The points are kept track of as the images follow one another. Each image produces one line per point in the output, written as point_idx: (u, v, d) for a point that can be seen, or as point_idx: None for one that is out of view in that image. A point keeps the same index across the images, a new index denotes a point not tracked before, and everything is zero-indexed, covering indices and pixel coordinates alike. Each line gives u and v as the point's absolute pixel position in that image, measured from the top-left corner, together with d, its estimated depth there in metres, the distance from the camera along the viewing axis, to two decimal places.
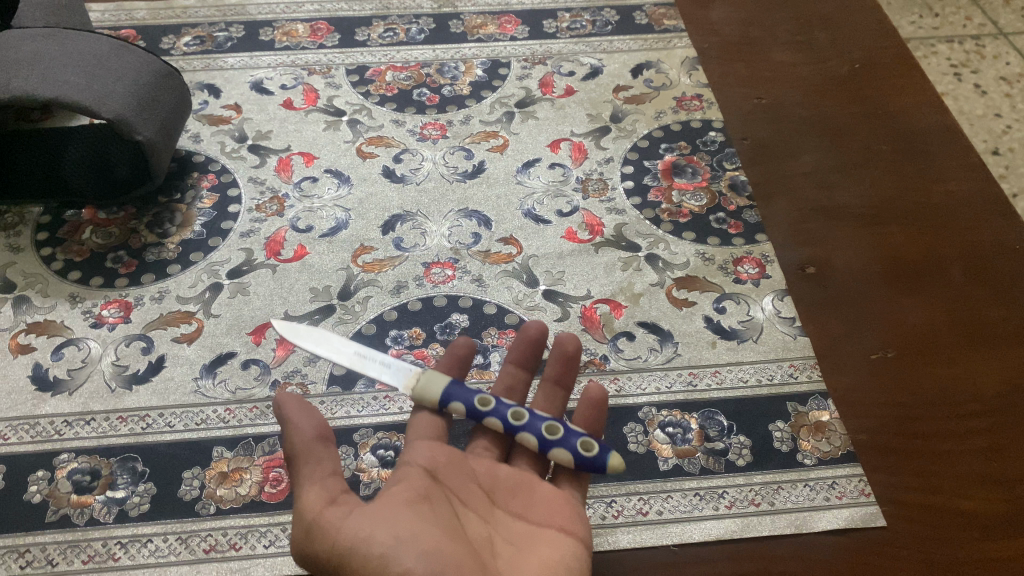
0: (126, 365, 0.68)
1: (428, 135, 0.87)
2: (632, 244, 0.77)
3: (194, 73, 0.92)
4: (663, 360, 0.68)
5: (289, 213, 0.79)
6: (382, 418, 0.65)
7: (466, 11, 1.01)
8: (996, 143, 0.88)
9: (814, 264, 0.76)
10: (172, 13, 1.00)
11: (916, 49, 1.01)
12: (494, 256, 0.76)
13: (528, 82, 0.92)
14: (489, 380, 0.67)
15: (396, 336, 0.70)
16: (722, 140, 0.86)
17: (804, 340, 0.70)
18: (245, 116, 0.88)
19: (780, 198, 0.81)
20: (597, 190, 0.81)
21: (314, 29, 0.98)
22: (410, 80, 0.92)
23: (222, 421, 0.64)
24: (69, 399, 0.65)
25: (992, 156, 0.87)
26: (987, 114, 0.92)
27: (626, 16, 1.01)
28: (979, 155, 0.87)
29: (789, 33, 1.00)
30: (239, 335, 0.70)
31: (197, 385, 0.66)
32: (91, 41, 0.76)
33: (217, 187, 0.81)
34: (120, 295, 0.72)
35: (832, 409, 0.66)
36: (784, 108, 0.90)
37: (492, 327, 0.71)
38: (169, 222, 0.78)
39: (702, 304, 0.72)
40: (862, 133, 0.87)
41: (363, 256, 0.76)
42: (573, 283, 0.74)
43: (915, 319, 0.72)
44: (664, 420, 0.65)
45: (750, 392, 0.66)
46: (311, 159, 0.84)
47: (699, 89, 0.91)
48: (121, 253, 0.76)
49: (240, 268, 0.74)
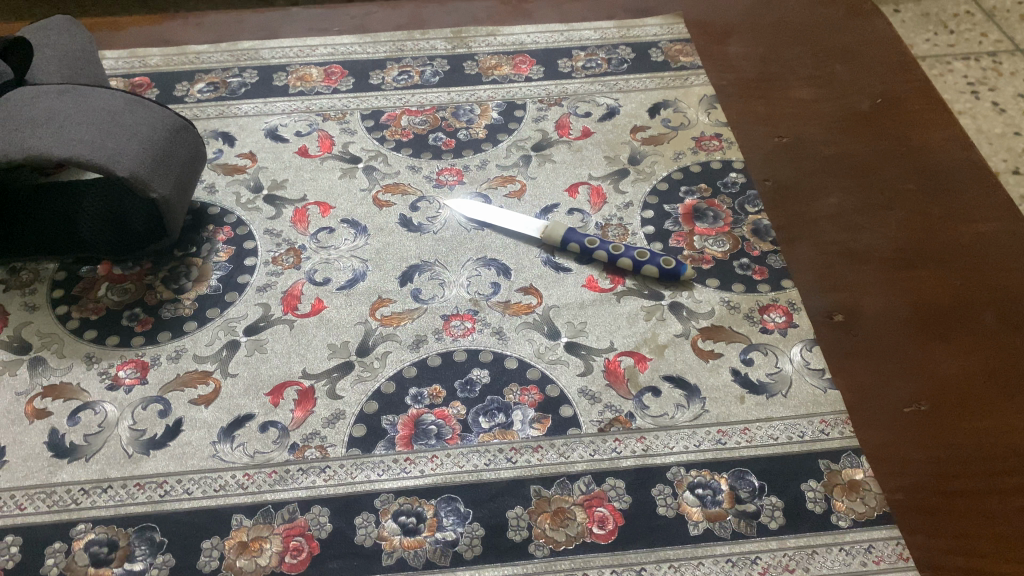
0: (143, 430, 0.67)
1: (444, 181, 0.85)
2: (655, 292, 0.75)
3: (208, 121, 0.92)
4: (690, 417, 0.67)
5: (306, 265, 0.78)
6: (403, 483, 0.63)
7: (480, 52, 1.01)
8: (1016, 162, 0.91)
9: (842, 311, 0.74)
10: (185, 59, 1.00)
11: (932, 67, 1.04)
12: (514, 306, 0.74)
13: (544, 124, 0.91)
14: (512, 441, 0.66)
15: (416, 394, 0.68)
16: (743, 181, 0.85)
17: (835, 393, 0.68)
18: (260, 165, 0.87)
19: (805, 242, 0.80)
20: (618, 235, 0.80)
21: (328, 73, 0.98)
22: (426, 124, 0.92)
23: (241, 487, 0.63)
24: (86, 466, 0.65)
25: (1012, 176, 0.89)
26: (1006, 132, 0.95)
27: (641, 53, 1.00)
28: (1000, 175, 0.89)
29: (808, 68, 0.99)
30: (256, 396, 0.68)
31: (215, 449, 0.65)
32: (104, 96, 0.75)
33: (233, 239, 0.80)
34: (137, 355, 0.71)
35: (866, 466, 0.64)
36: (805, 147, 0.89)
37: (514, 383, 0.69)
38: (184, 277, 0.77)
39: (728, 356, 0.70)
40: (886, 172, 0.86)
41: (381, 309, 0.74)
42: (596, 334, 0.72)
43: (948, 368, 0.70)
44: (693, 481, 0.63)
45: (780, 450, 0.65)
46: (327, 208, 0.83)
47: (718, 127, 0.90)
48: (137, 310, 0.75)
49: (257, 324, 0.73)
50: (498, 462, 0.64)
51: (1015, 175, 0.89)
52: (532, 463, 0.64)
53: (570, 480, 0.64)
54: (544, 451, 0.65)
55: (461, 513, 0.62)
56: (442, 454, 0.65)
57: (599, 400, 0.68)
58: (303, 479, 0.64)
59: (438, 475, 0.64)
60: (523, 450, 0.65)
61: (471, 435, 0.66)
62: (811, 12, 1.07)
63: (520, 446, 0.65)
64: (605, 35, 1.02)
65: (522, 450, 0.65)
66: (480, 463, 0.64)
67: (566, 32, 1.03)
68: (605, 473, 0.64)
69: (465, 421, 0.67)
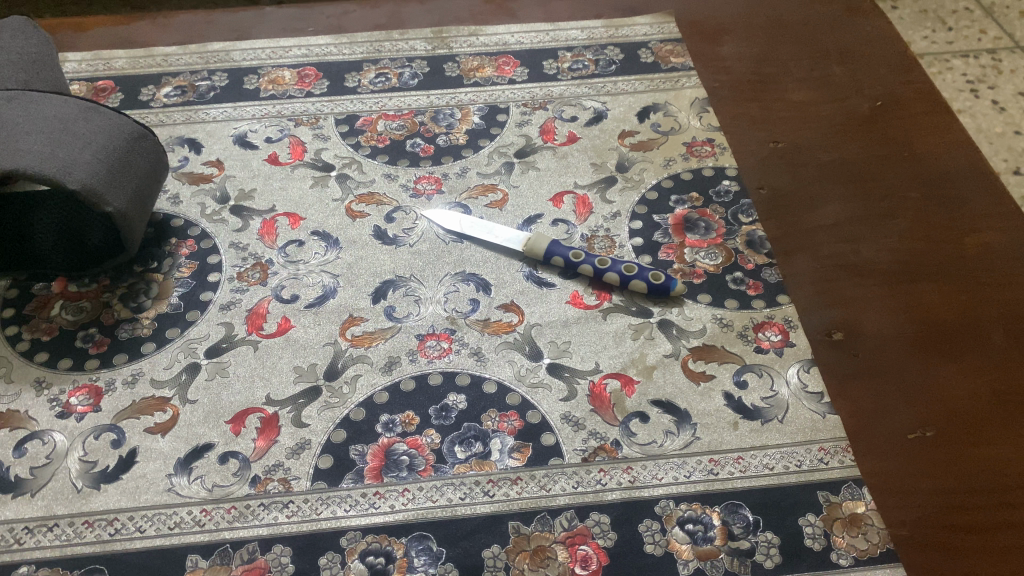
0: (94, 462, 0.62)
1: (422, 191, 0.81)
2: (644, 309, 0.71)
3: (174, 127, 0.87)
4: (680, 445, 0.62)
5: (273, 281, 0.73)
6: (372, 519, 0.59)
7: (462, 52, 0.96)
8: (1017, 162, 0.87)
9: (841, 329, 0.70)
10: (153, 61, 0.95)
11: (930, 65, 1.00)
12: (494, 325, 0.70)
13: (528, 129, 0.87)
14: (489, 472, 0.61)
15: (387, 422, 0.64)
16: (737, 190, 0.80)
17: (834, 418, 0.64)
18: (228, 173, 0.83)
19: (802, 254, 0.75)
20: (604, 248, 0.75)
21: (302, 75, 0.93)
22: (403, 130, 0.87)
23: (198, 525, 0.59)
24: (31, 502, 0.60)
25: (1014, 175, 0.85)
26: (1007, 132, 0.91)
27: (630, 53, 0.95)
28: (1001, 175, 0.85)
29: (804, 69, 0.94)
30: (216, 425, 0.64)
31: (171, 483, 0.61)
32: (57, 103, 0.71)
33: (196, 253, 0.76)
34: (91, 380, 0.67)
35: (868, 498, 0.60)
36: (802, 152, 0.84)
37: (492, 409, 0.65)
38: (144, 294, 0.73)
39: (721, 378, 0.66)
40: (887, 179, 0.82)
41: (352, 328, 0.70)
42: (580, 355, 0.68)
43: (955, 391, 0.66)
44: (683, 515, 0.59)
45: (777, 480, 0.60)
46: (297, 220, 0.78)
47: (711, 132, 0.86)
48: (92, 331, 0.70)
49: (220, 346, 0.69)
50: (475, 496, 0.60)
51: (1015, 175, 0.84)
52: (510, 497, 0.60)
53: (551, 515, 0.59)
54: (524, 484, 0.61)
55: (434, 553, 0.57)
56: (414, 488, 0.60)
57: (583, 427, 0.63)
58: (264, 515, 0.59)
59: (410, 510, 0.59)
60: (501, 482, 0.61)
61: (446, 467, 0.62)
62: (807, 10, 1.03)
63: (498, 479, 0.61)
64: (593, 34, 0.98)
65: (500, 483, 0.61)
66: (455, 497, 0.60)
67: (552, 32, 0.99)
68: (589, 507, 0.59)
69: (439, 451, 0.62)
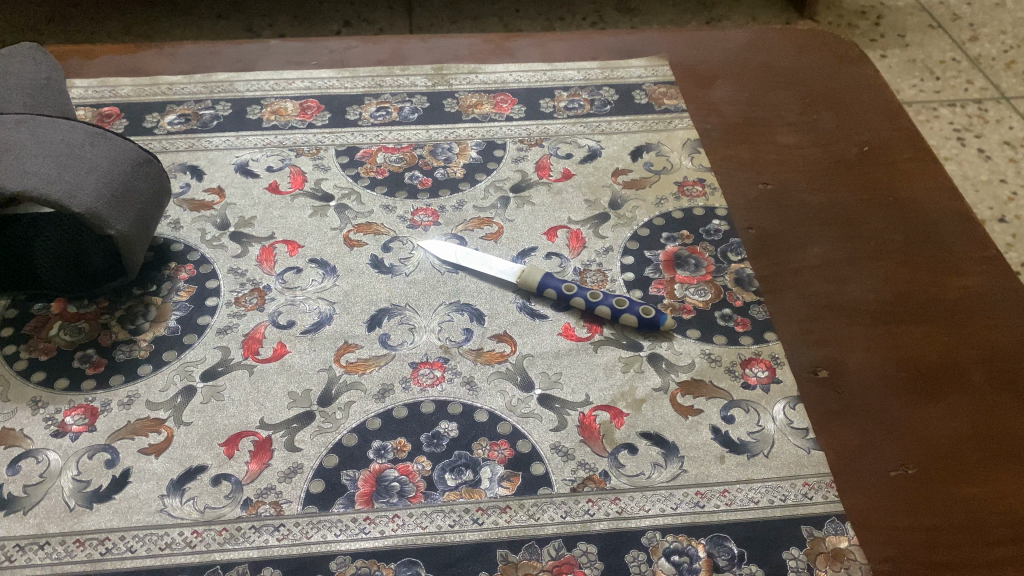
0: (88, 481, 0.63)
1: (419, 222, 0.83)
2: (634, 342, 0.72)
3: (177, 154, 0.89)
4: (668, 477, 0.63)
5: (271, 306, 0.75)
6: (362, 544, 0.59)
7: (461, 89, 0.99)
8: (1002, 211, 1.11)
9: (826, 367, 0.71)
10: (158, 89, 0.97)
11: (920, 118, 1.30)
12: (487, 355, 0.71)
13: (524, 164, 0.89)
14: (478, 500, 0.62)
15: (379, 448, 0.65)
16: (726, 229, 0.82)
17: (819, 454, 0.65)
18: (229, 201, 0.84)
19: (789, 293, 0.77)
20: (596, 281, 0.77)
21: (304, 107, 0.95)
22: (402, 162, 0.89)
23: (189, 546, 0.59)
24: (23, 520, 0.61)
25: (999, 223, 1.09)
26: (991, 179, 1.17)
27: (625, 95, 0.98)
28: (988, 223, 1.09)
29: (793, 113, 0.97)
30: (210, 447, 0.65)
31: (163, 503, 0.61)
32: (64, 127, 0.72)
33: (195, 278, 0.77)
34: (86, 400, 0.67)
35: (851, 534, 0.61)
36: (790, 194, 0.87)
37: (483, 438, 0.66)
38: (142, 317, 0.74)
39: (709, 412, 0.68)
40: (872, 223, 0.84)
41: (347, 354, 0.71)
42: (571, 386, 0.69)
43: (935, 430, 0.67)
44: (669, 547, 0.60)
45: (761, 514, 0.62)
46: (295, 247, 0.80)
47: (702, 172, 0.88)
48: (90, 352, 0.71)
49: (215, 369, 0.70)
50: (464, 523, 0.61)
51: (999, 222, 1.09)
52: (499, 525, 0.61)
53: (539, 544, 0.60)
54: (513, 512, 0.61)
55: None
56: (404, 514, 0.61)
57: (572, 458, 0.64)
58: (255, 538, 0.60)
59: (399, 536, 0.60)
60: (490, 510, 0.62)
61: (436, 494, 0.62)
62: (798, 57, 1.06)
63: (488, 507, 0.62)
64: (589, 75, 1.01)
65: (489, 511, 0.61)
66: (445, 524, 0.61)
67: (550, 71, 1.01)
68: (577, 537, 0.60)
69: (430, 478, 0.63)
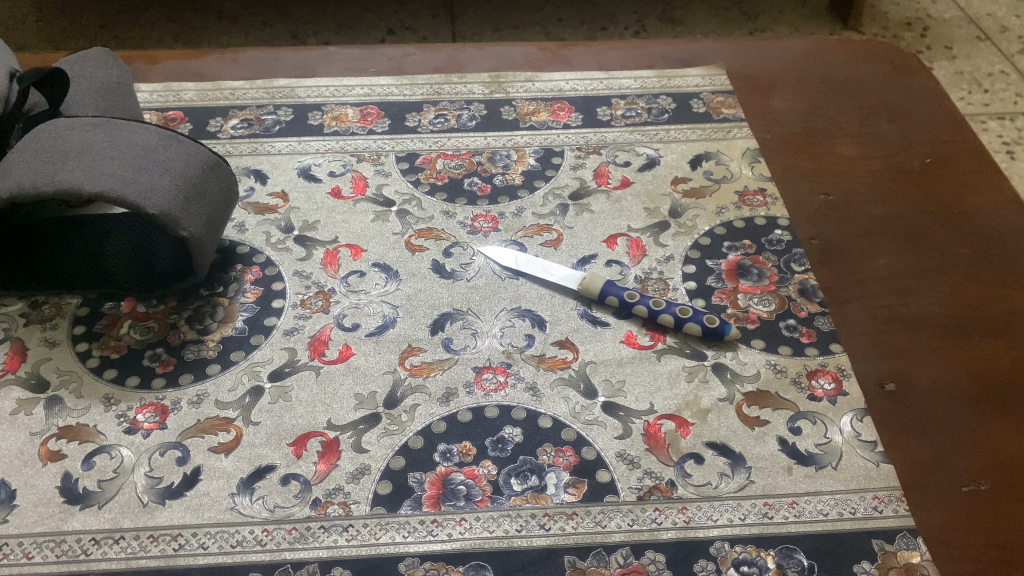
0: (160, 478, 0.64)
1: (479, 228, 0.83)
2: (697, 351, 0.72)
3: (241, 157, 0.90)
4: (735, 488, 0.63)
5: (335, 309, 0.75)
6: (430, 546, 0.60)
7: (518, 97, 0.99)
8: None
9: (893, 380, 0.70)
10: (220, 95, 0.99)
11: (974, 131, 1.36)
12: (549, 361, 0.71)
13: (583, 172, 0.89)
14: (545, 506, 0.62)
15: (444, 451, 0.65)
16: (789, 240, 0.82)
17: (888, 467, 0.64)
18: (292, 205, 0.85)
19: (853, 304, 0.76)
20: (658, 290, 0.77)
21: (364, 113, 0.96)
22: (461, 169, 0.90)
23: (260, 544, 0.60)
24: (98, 514, 0.62)
25: None
26: None
27: (682, 103, 0.98)
28: None
29: (853, 124, 0.96)
30: (279, 446, 0.65)
31: (233, 501, 0.62)
32: (139, 130, 0.74)
33: (261, 280, 0.78)
34: (157, 398, 0.69)
35: (924, 548, 0.60)
36: (852, 205, 0.86)
37: (548, 444, 0.66)
38: (210, 317, 0.75)
39: (775, 423, 0.67)
40: (937, 236, 0.83)
41: (411, 358, 0.71)
42: (635, 395, 0.69)
43: (1008, 445, 0.66)
44: (738, 558, 0.59)
45: (831, 527, 0.61)
46: (359, 251, 0.81)
47: (762, 182, 0.88)
48: (160, 351, 0.72)
49: (283, 370, 0.71)
50: (531, 529, 0.61)
51: None
52: (566, 532, 0.61)
53: (607, 551, 0.60)
54: (580, 519, 0.61)
55: None
56: (471, 518, 0.61)
57: (638, 466, 0.64)
58: (324, 538, 0.60)
59: (467, 540, 0.60)
60: (557, 517, 0.61)
61: (502, 498, 0.63)
62: (856, 68, 1.05)
63: (554, 513, 0.62)
64: (645, 84, 1.01)
65: (556, 517, 0.61)
66: (512, 528, 0.61)
67: (606, 80, 1.02)
68: (644, 545, 0.60)
69: (495, 482, 0.64)
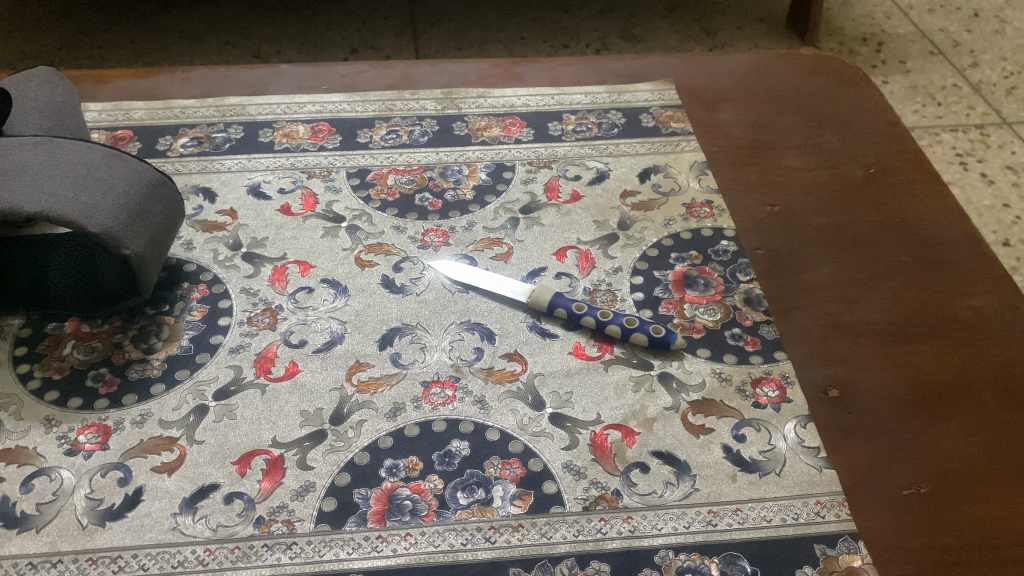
0: (101, 499, 0.63)
1: (429, 242, 0.83)
2: (644, 361, 0.73)
3: (190, 175, 0.90)
4: (680, 496, 0.63)
5: (282, 326, 0.75)
6: (375, 562, 0.59)
7: (471, 113, 1.00)
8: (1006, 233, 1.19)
9: (836, 387, 0.71)
10: (170, 113, 0.98)
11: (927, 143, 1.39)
12: (498, 373, 0.72)
13: (533, 186, 0.90)
14: (491, 519, 0.62)
15: (391, 466, 0.65)
16: (734, 250, 0.83)
17: (831, 472, 0.65)
18: (241, 222, 0.85)
19: (797, 313, 0.77)
20: (606, 301, 0.78)
21: (316, 131, 0.97)
22: (413, 184, 0.90)
23: (201, 564, 0.59)
24: (36, 538, 0.61)
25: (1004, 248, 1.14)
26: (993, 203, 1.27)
27: (632, 118, 0.99)
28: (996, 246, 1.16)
29: (799, 136, 0.98)
30: (223, 465, 0.65)
31: (176, 521, 0.61)
32: (81, 150, 0.73)
33: (208, 298, 0.77)
34: (100, 419, 0.68)
35: (865, 552, 0.60)
36: (798, 215, 0.87)
37: (495, 457, 0.66)
38: (155, 336, 0.74)
39: (720, 431, 0.68)
40: (880, 244, 0.85)
41: (358, 373, 0.71)
42: (582, 406, 0.69)
43: (947, 447, 0.67)
44: (683, 566, 0.60)
45: (775, 533, 0.61)
46: (307, 268, 0.80)
47: (709, 194, 0.89)
48: (103, 371, 0.71)
49: (228, 388, 0.70)
50: (476, 542, 0.61)
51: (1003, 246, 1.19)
52: (511, 544, 0.61)
53: (552, 562, 0.60)
54: (525, 531, 0.61)
55: None
56: (417, 532, 0.61)
57: (584, 476, 0.65)
58: (267, 556, 0.59)
59: (412, 555, 0.60)
60: (502, 529, 0.61)
61: (448, 512, 0.62)
62: (803, 82, 1.07)
63: (500, 526, 0.62)
64: (596, 99, 1.02)
65: (502, 530, 0.61)
66: (457, 542, 0.60)
67: (557, 96, 1.03)
68: (589, 556, 0.60)
69: (441, 496, 0.63)
